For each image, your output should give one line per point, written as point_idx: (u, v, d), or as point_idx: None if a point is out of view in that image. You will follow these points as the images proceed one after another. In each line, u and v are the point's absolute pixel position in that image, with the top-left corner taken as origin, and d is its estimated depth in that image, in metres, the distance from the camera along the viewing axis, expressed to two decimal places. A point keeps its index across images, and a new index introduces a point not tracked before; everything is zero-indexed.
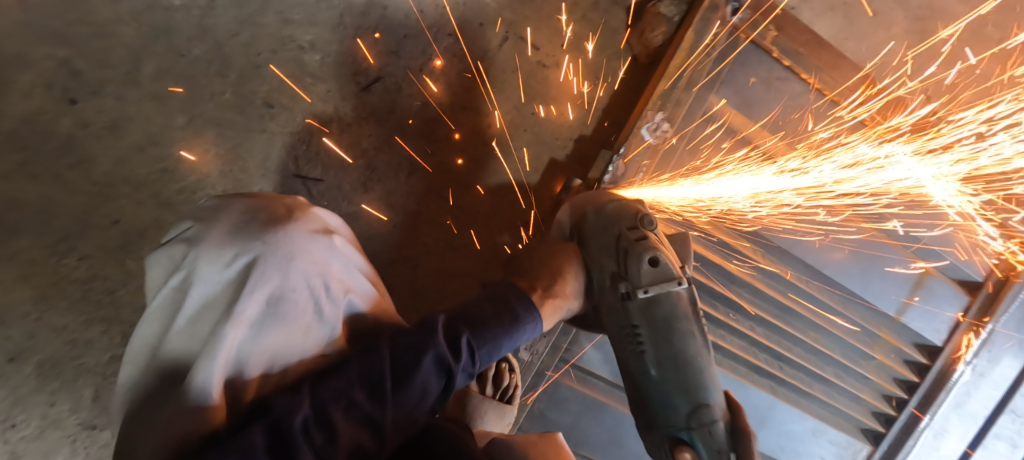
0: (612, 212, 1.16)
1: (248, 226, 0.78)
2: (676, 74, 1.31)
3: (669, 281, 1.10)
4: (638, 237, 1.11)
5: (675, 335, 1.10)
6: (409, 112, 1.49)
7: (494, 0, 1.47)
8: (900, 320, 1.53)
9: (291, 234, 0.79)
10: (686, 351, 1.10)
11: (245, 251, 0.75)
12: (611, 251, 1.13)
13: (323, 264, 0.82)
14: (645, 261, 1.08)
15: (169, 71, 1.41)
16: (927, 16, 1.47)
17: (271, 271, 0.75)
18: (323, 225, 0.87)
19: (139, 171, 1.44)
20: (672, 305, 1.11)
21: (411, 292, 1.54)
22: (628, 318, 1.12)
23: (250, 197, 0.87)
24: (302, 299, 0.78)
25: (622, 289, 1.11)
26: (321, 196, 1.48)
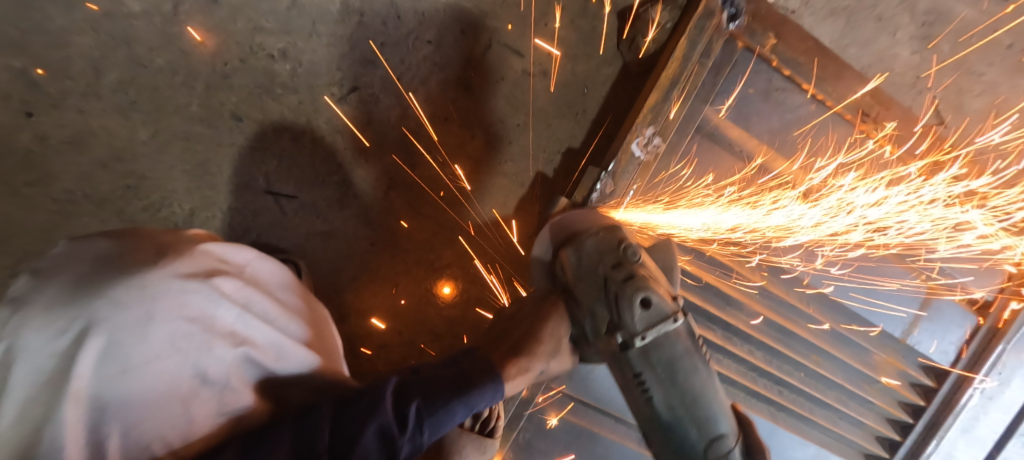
0: (594, 250, 1.06)
1: (87, 283, 0.75)
2: (670, 85, 1.22)
3: (664, 320, 1.00)
4: (626, 277, 1.01)
5: (681, 375, 1.01)
6: (387, 125, 1.42)
7: (477, 5, 1.38)
8: (906, 342, 1.46)
9: (143, 292, 0.76)
10: (694, 388, 1.02)
11: (77, 319, 0.72)
12: (599, 297, 1.03)
13: (187, 323, 0.80)
14: (638, 303, 0.99)
15: (132, 82, 1.33)
16: (933, 21, 1.51)
17: (111, 340, 0.73)
18: (199, 270, 0.86)
19: (102, 188, 1.36)
20: (673, 344, 1.02)
21: (391, 313, 1.48)
22: (630, 366, 1.02)
23: (113, 236, 0.85)
24: (162, 363, 0.77)
25: (618, 339, 1.01)
26: (294, 214, 1.42)
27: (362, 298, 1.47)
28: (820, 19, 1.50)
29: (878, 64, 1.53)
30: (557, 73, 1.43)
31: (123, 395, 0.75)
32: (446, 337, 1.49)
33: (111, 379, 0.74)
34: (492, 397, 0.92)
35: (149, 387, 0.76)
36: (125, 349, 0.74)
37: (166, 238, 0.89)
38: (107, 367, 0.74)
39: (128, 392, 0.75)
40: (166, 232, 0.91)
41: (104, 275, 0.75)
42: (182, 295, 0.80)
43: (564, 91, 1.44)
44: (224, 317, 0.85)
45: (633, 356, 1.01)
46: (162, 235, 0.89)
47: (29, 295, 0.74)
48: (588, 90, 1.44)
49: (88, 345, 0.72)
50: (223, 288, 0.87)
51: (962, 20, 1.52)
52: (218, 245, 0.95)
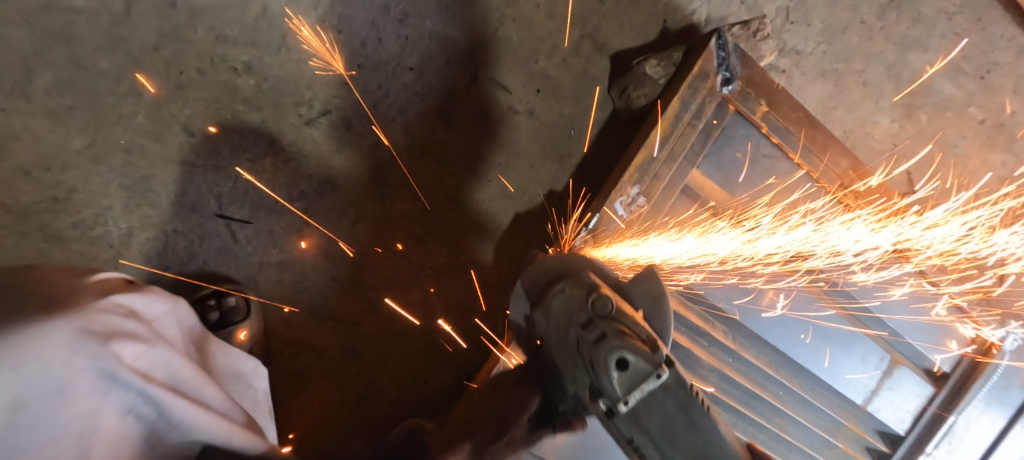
0: (560, 309, 0.94)
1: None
2: (658, 145, 1.20)
3: (647, 378, 0.83)
4: (598, 337, 0.88)
5: (680, 432, 0.84)
6: (359, 152, 1.31)
7: (464, 35, 1.30)
8: (866, 409, 1.46)
9: (20, 360, 0.59)
10: (702, 449, 0.83)
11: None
12: (574, 361, 0.91)
13: (80, 400, 0.63)
14: (614, 367, 0.84)
15: (69, 84, 1.18)
16: (914, 92, 1.54)
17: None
18: (125, 319, 0.73)
19: (24, 199, 1.20)
20: (663, 402, 0.85)
21: (348, 353, 1.37)
22: (621, 434, 0.88)
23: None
24: (43, 450, 0.60)
25: (603, 406, 0.88)
26: (248, 241, 1.29)
27: (319, 336, 1.36)
28: (808, 79, 1.49)
29: (860, 130, 1.54)
30: (545, 113, 1.36)
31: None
32: (405, 382, 1.39)
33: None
34: None
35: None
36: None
37: (80, 279, 0.77)
38: None
39: None
40: (74, 279, 0.76)
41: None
42: (73, 365, 0.63)
43: (550, 133, 1.37)
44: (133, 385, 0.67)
45: (621, 421, 0.87)
46: (65, 280, 0.75)
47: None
48: (575, 133, 1.38)
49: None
50: (131, 352, 0.69)
51: (940, 93, 1.54)
52: (129, 294, 0.79)
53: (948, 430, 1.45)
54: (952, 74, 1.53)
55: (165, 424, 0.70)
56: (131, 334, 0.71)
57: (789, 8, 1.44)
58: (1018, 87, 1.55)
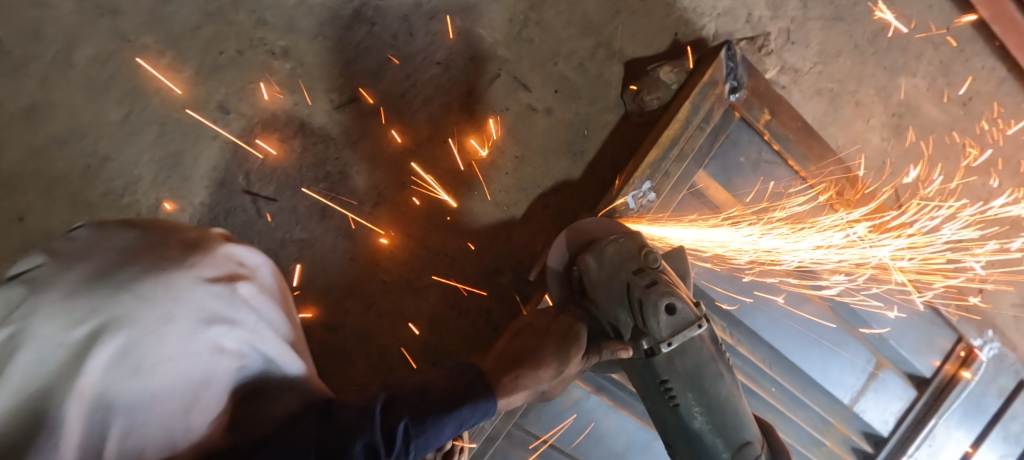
0: (613, 255, 1.08)
1: (112, 276, 0.74)
2: (668, 145, 1.27)
3: (689, 326, 1.00)
4: (650, 282, 1.02)
5: (708, 379, 1.02)
6: (384, 139, 1.37)
7: (490, 34, 1.38)
8: (853, 409, 1.52)
9: (170, 291, 0.76)
10: (721, 395, 1.02)
11: (99, 312, 0.71)
12: (622, 302, 1.06)
13: (210, 324, 0.79)
14: (663, 310, 1.00)
15: (112, 58, 1.23)
16: (902, 113, 1.65)
17: (134, 338, 0.72)
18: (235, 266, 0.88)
19: (55, 165, 1.22)
20: (698, 350, 1.03)
21: (361, 333, 1.42)
22: (656, 374, 1.04)
23: (136, 226, 0.84)
24: (178, 367, 0.76)
25: (645, 346, 1.04)
26: (272, 218, 1.34)
27: (334, 314, 1.41)
28: (806, 96, 1.60)
29: (851, 147, 1.65)
30: (561, 112, 1.44)
31: (131, 397, 0.72)
32: (415, 362, 1.44)
33: (125, 379, 0.72)
34: (484, 411, 0.94)
35: (161, 388, 0.74)
36: (136, 348, 0.72)
37: (200, 230, 0.91)
38: (122, 366, 0.72)
39: (140, 399, 0.73)
40: (193, 229, 0.90)
41: (129, 267, 0.75)
42: (209, 297, 0.79)
43: (565, 132, 1.45)
44: (246, 321, 0.85)
45: (659, 361, 1.03)
46: (189, 230, 0.89)
47: (48, 278, 0.72)
48: (588, 133, 1.46)
49: (104, 338, 0.70)
50: (246, 292, 0.86)
51: (925, 116, 1.66)
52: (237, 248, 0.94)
53: (927, 433, 1.53)
54: (937, 99, 1.65)
55: (261, 355, 0.88)
56: (244, 280, 0.88)
57: (790, 29, 1.55)
58: (996, 115, 1.67)
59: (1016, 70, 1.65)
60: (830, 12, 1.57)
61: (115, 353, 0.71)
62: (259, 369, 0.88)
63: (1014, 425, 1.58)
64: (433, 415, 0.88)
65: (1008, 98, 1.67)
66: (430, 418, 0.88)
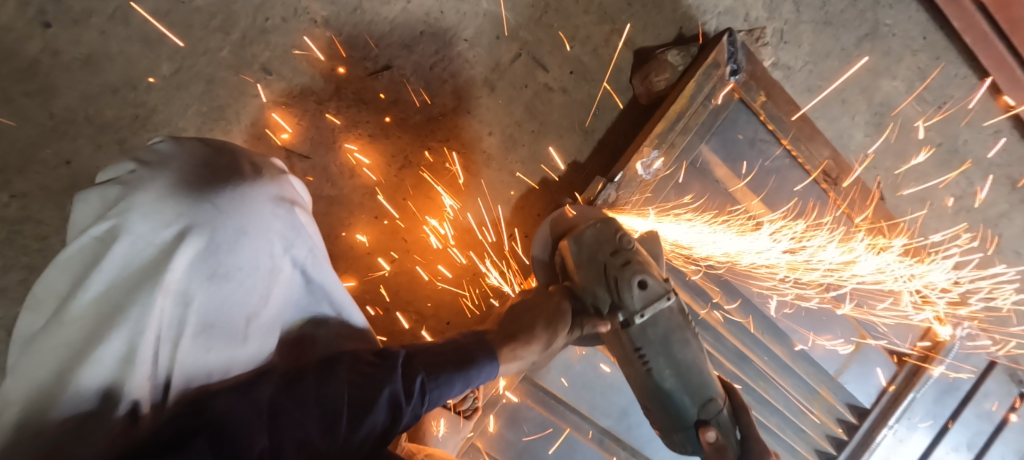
0: (591, 238, 1.21)
1: (195, 188, 0.79)
2: (675, 119, 1.40)
3: (660, 298, 1.15)
4: (624, 262, 1.16)
5: (677, 344, 1.16)
6: (412, 107, 1.48)
7: (513, 17, 1.51)
8: (838, 380, 1.63)
9: (247, 207, 0.82)
10: (688, 357, 1.16)
11: (184, 219, 0.76)
12: (600, 280, 1.18)
13: (274, 245, 0.85)
14: (636, 283, 1.13)
15: (166, 16, 1.32)
16: (884, 111, 1.80)
17: (210, 247, 0.78)
18: (295, 196, 0.93)
19: (108, 112, 1.33)
20: (668, 320, 1.16)
21: (382, 289, 1.51)
22: (631, 341, 1.16)
23: (207, 144, 0.89)
24: (247, 284, 0.82)
25: (621, 318, 1.16)
26: (304, 175, 1.44)
27: (357, 267, 1.49)
28: (797, 91, 1.75)
29: (837, 139, 1.79)
30: (575, 92, 1.57)
31: (203, 303, 0.78)
32: (430, 318, 1.53)
33: (201, 286, 0.78)
34: (488, 374, 1.05)
35: (229, 299, 0.81)
36: (214, 258, 0.78)
37: (261, 158, 0.94)
38: (204, 272, 0.78)
39: (213, 310, 0.79)
40: (255, 154, 0.94)
41: (215, 185, 0.80)
42: (277, 218, 0.86)
43: (579, 111, 1.57)
44: (303, 248, 0.92)
45: (634, 332, 1.16)
46: (254, 154, 0.95)
47: (138, 182, 0.77)
48: (599, 113, 1.58)
49: (188, 245, 0.76)
50: (304, 218, 0.93)
51: (904, 115, 1.81)
52: (294, 178, 0.99)
53: (906, 406, 1.63)
54: (915, 101, 1.80)
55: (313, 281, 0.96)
56: (303, 207, 0.95)
57: (783, 30, 1.70)
58: (968, 118, 1.83)
59: (988, 78, 1.81)
60: (821, 16, 1.72)
61: (196, 259, 0.77)
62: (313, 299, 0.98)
63: (986, 402, 1.69)
64: (443, 374, 0.96)
65: (980, 104, 1.82)
66: (439, 379, 0.94)
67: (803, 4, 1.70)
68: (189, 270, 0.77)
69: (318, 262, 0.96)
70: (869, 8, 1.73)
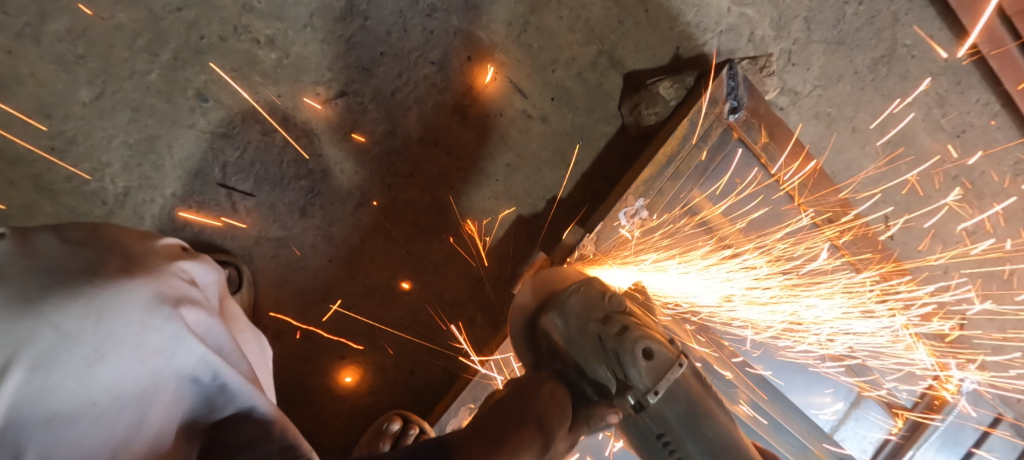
0: (578, 306, 0.98)
1: (15, 299, 0.52)
2: (665, 162, 1.25)
3: (671, 368, 0.92)
4: (620, 329, 0.94)
5: (702, 422, 0.93)
6: (371, 138, 1.32)
7: (488, 36, 1.33)
8: (834, 438, 1.51)
9: (98, 321, 0.54)
10: (719, 435, 0.92)
11: (1, 351, 0.50)
12: (598, 357, 0.95)
13: (150, 362, 0.59)
14: (640, 356, 0.92)
15: (82, 34, 1.14)
16: (898, 142, 1.63)
17: (44, 381, 0.52)
18: (181, 288, 0.64)
19: (18, 144, 1.15)
20: (686, 393, 0.93)
21: (337, 339, 1.37)
22: (649, 428, 0.95)
23: (67, 230, 0.62)
24: (108, 414, 0.57)
25: (631, 401, 0.94)
26: (248, 213, 1.29)
27: (309, 315, 1.36)
28: (803, 119, 1.58)
29: (845, 172, 1.63)
30: (557, 121, 1.40)
31: (47, 459, 0.53)
32: (392, 370, 1.39)
33: (38, 433, 0.53)
34: None
35: (85, 444, 0.55)
36: (55, 394, 0.53)
37: (140, 240, 0.67)
38: (33, 415, 0.52)
39: (57, 457, 0.54)
40: (138, 237, 0.67)
41: (49, 291, 0.53)
42: (149, 329, 0.58)
43: (560, 141, 1.41)
44: (198, 353, 0.63)
45: (648, 416, 0.94)
46: (133, 242, 0.65)
47: None
48: (583, 144, 1.42)
49: (2, 391, 0.50)
50: (196, 318, 0.64)
51: (920, 147, 1.64)
52: (194, 261, 0.71)
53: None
54: (932, 130, 1.63)
55: (215, 388, 0.66)
56: (200, 303, 0.66)
57: (791, 51, 1.53)
58: (988, 150, 1.66)
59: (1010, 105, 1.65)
60: (833, 36, 1.54)
61: (19, 401, 0.51)
62: (212, 408, 0.67)
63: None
64: None
65: (1001, 134, 1.66)
66: None
67: (815, 22, 1.52)
68: (12, 415, 0.51)
69: (222, 371, 0.65)
70: (886, 29, 1.56)
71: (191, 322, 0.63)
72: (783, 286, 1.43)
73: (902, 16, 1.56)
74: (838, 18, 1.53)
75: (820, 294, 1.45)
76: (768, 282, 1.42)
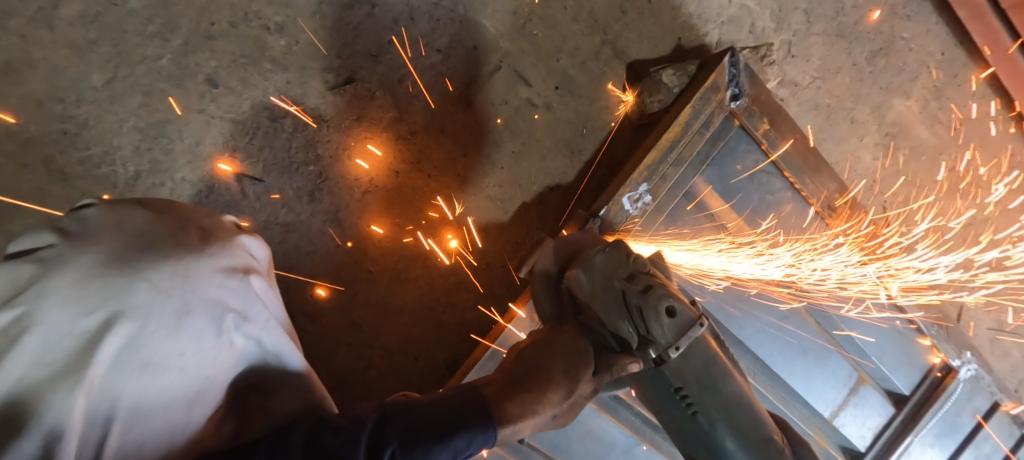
0: (603, 265, 1.01)
1: (126, 260, 0.68)
2: (668, 148, 1.27)
3: (692, 325, 0.96)
4: (645, 287, 0.97)
5: (717, 377, 0.98)
6: (378, 125, 1.34)
7: (494, 26, 1.35)
8: (833, 423, 1.54)
9: (187, 281, 0.70)
10: (731, 390, 0.98)
11: (113, 302, 0.65)
12: (621, 312, 0.99)
13: (219, 320, 0.73)
14: (664, 313, 0.95)
15: (95, 20, 1.16)
16: (896, 133, 1.65)
17: (143, 329, 0.67)
18: (244, 262, 0.80)
19: (31, 128, 1.17)
20: (703, 349, 0.98)
21: (344, 323, 1.39)
22: (667, 381, 0.99)
23: (150, 209, 0.77)
24: (186, 360, 0.70)
25: (651, 354, 0.98)
26: (257, 199, 1.30)
27: (316, 300, 1.37)
28: (803, 110, 1.61)
29: (844, 163, 1.65)
30: (561, 109, 1.42)
31: (138, 392, 0.68)
32: (399, 354, 1.41)
33: (133, 372, 0.67)
34: (482, 441, 0.80)
35: (166, 384, 0.70)
36: (148, 340, 0.67)
37: (210, 218, 0.83)
38: (131, 357, 0.66)
39: (146, 391, 0.68)
40: (208, 216, 0.83)
41: (149, 255, 0.69)
42: (224, 290, 0.74)
43: (564, 129, 1.43)
44: (262, 313, 0.80)
45: (668, 368, 0.98)
46: (203, 218, 0.82)
47: (60, 259, 0.66)
48: (587, 132, 1.44)
49: (116, 332, 0.65)
50: (259, 285, 0.81)
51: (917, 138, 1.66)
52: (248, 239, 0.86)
53: (902, 450, 1.54)
54: (928, 122, 1.66)
55: (269, 346, 0.82)
56: (260, 273, 0.83)
57: (792, 43, 1.55)
58: (984, 141, 1.69)
59: (1005, 98, 1.67)
60: (833, 28, 1.57)
61: (127, 345, 0.66)
62: (264, 364, 0.83)
63: (987, 446, 1.60)
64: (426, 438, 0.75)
65: (997, 125, 1.68)
66: (422, 442, 0.74)
67: (814, 14, 1.54)
68: (115, 355, 0.65)
69: (276, 330, 0.83)
70: (885, 21, 1.58)
71: (255, 289, 0.80)
72: (790, 267, 1.44)
73: (901, 9, 1.58)
74: (838, 10, 1.55)
75: (824, 277, 1.46)
76: (774, 264, 1.43)
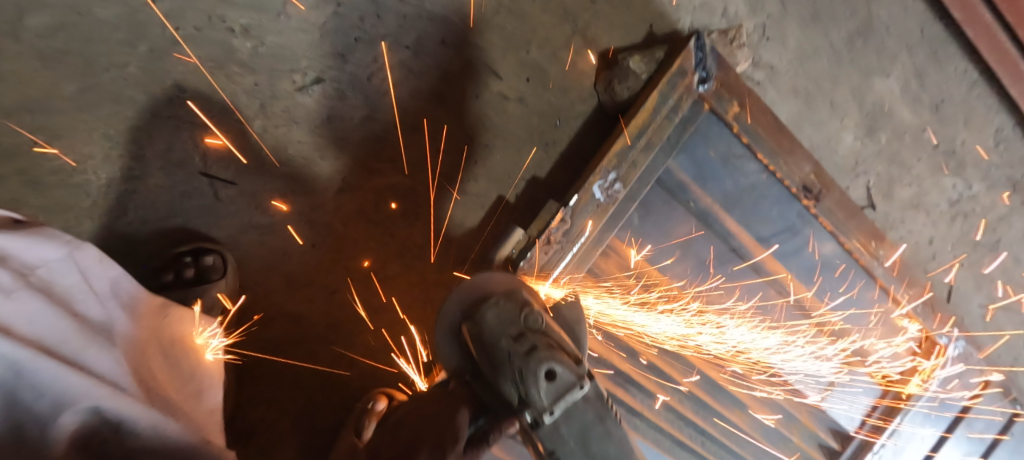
0: (494, 320, 0.97)
1: None
2: (637, 134, 1.28)
3: (572, 388, 0.91)
4: (529, 349, 0.93)
5: (595, 441, 0.93)
6: (349, 124, 1.34)
7: (461, 20, 1.35)
8: (820, 405, 1.54)
9: None
10: (613, 452, 0.93)
11: None
12: (502, 375, 0.93)
13: None
14: (543, 377, 0.90)
15: (59, 30, 1.17)
16: (878, 112, 1.63)
17: None
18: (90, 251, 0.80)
19: (4, 139, 1.18)
20: (584, 412, 0.94)
21: (326, 323, 1.39)
22: (542, 445, 0.93)
23: None
24: None
25: (527, 419, 0.92)
26: (232, 202, 1.31)
27: (296, 301, 1.38)
28: (781, 94, 1.59)
29: (825, 144, 1.63)
30: (533, 101, 1.42)
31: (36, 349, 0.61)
32: (382, 352, 1.42)
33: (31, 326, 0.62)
34: None
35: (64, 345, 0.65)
36: None
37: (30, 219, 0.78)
38: None
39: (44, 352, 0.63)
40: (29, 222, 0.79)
41: None
42: None
43: (537, 121, 1.43)
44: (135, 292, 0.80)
45: (544, 433, 0.93)
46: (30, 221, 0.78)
47: None
48: (560, 123, 1.43)
49: None
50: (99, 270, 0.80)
51: (900, 117, 1.64)
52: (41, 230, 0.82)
53: (892, 430, 1.54)
54: (910, 100, 1.64)
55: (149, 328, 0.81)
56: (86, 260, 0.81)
57: (766, 25, 1.54)
58: (968, 118, 1.66)
59: (988, 72, 1.65)
60: (807, 9, 1.55)
61: None
62: None
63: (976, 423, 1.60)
64: None
65: (980, 102, 1.67)
66: None
67: None
68: None
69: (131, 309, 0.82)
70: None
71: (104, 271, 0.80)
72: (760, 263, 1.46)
73: None
74: None
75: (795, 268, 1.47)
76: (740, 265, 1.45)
